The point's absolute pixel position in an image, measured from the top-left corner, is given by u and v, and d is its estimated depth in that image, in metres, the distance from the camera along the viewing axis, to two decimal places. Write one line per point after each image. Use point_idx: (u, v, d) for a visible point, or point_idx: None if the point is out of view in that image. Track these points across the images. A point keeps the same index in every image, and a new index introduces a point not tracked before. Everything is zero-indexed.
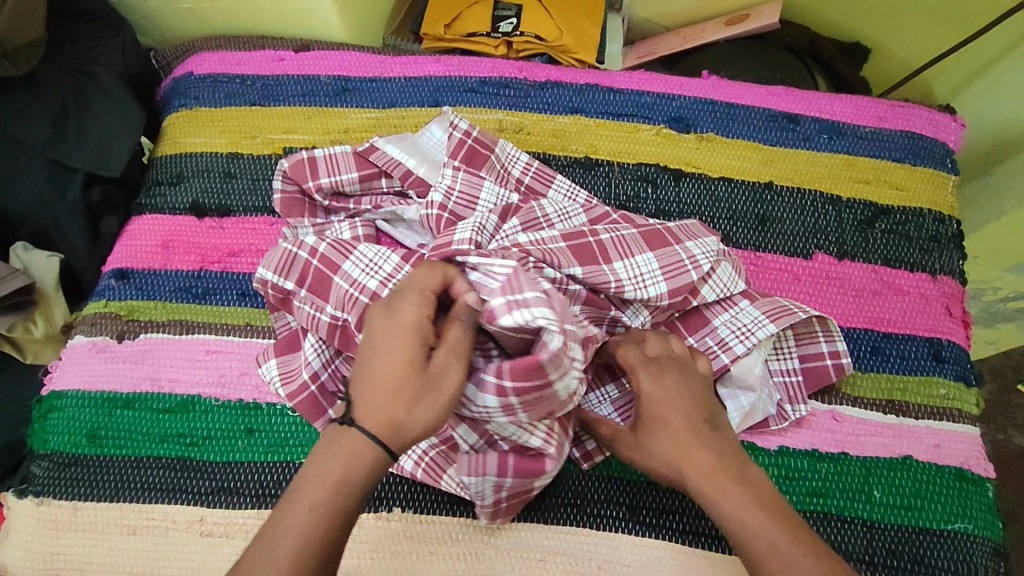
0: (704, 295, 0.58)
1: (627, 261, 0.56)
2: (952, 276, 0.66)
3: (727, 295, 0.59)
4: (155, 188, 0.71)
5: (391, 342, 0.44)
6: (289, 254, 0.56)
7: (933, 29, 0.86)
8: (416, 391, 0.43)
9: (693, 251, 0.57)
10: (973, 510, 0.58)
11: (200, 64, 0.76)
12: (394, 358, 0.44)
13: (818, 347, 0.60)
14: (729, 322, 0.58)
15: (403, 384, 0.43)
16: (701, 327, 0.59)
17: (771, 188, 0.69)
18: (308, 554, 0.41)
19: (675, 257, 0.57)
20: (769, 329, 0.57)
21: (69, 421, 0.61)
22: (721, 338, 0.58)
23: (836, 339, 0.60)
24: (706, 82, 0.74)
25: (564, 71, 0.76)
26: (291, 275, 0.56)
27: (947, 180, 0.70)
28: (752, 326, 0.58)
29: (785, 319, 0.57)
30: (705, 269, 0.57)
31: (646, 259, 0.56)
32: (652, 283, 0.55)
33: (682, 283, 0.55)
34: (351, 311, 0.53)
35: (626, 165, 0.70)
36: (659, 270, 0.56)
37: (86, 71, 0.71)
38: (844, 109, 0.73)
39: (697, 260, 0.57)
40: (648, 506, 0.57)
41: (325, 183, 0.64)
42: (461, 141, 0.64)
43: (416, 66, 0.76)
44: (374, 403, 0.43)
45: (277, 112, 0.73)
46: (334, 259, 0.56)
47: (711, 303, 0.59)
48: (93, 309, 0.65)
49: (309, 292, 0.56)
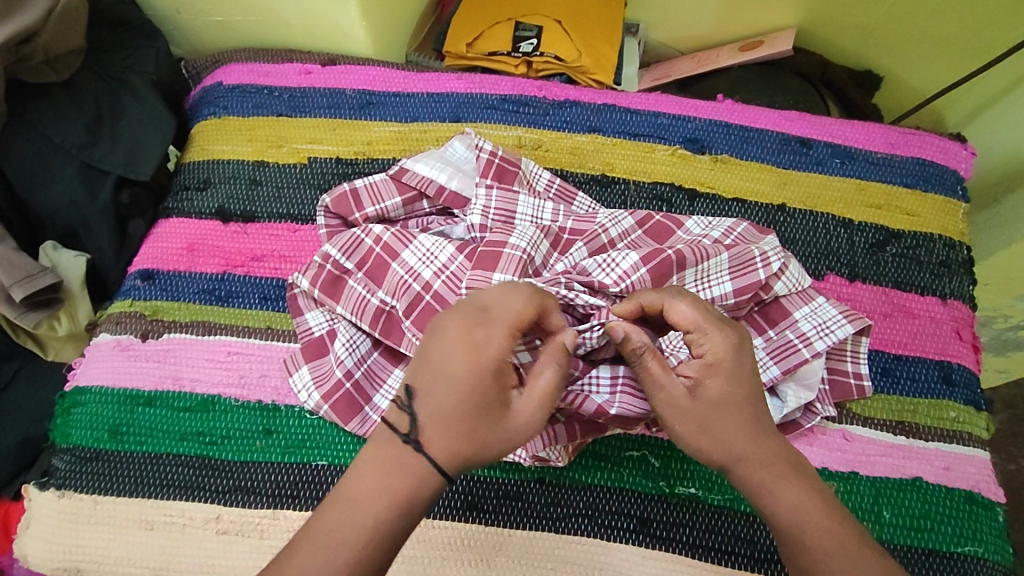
0: (777, 290, 0.60)
1: (698, 269, 0.57)
2: (963, 300, 0.67)
3: (795, 292, 0.61)
4: (182, 192, 0.73)
5: (471, 374, 0.43)
6: (356, 238, 0.61)
7: (943, 60, 0.88)
8: (493, 434, 0.44)
9: (765, 249, 0.59)
10: (982, 534, 0.58)
11: (230, 75, 0.79)
12: (471, 392, 0.43)
13: (844, 365, 0.62)
14: (809, 318, 0.60)
15: (473, 421, 0.43)
16: (780, 319, 0.60)
17: (784, 210, 0.70)
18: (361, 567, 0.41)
19: (748, 254, 0.58)
20: (847, 329, 0.59)
21: (91, 416, 0.62)
22: (802, 332, 0.60)
23: (860, 360, 0.61)
24: (720, 105, 0.76)
25: (582, 91, 0.78)
26: (353, 258, 0.60)
27: (958, 207, 0.71)
28: (832, 325, 0.59)
29: (861, 321, 0.59)
30: (774, 268, 0.58)
31: (720, 261, 0.57)
32: (718, 283, 0.57)
33: (749, 283, 0.57)
34: (403, 297, 0.57)
35: (641, 183, 0.72)
36: (727, 269, 0.57)
37: (121, 79, 0.74)
38: (856, 135, 0.74)
39: (768, 257, 0.58)
40: (659, 519, 0.57)
41: (371, 212, 0.65)
42: (489, 160, 0.66)
43: (439, 82, 0.78)
44: (445, 431, 0.43)
45: (303, 123, 0.75)
46: (394, 251, 0.59)
47: (784, 297, 0.61)
48: (119, 308, 0.67)
49: (366, 275, 0.59)
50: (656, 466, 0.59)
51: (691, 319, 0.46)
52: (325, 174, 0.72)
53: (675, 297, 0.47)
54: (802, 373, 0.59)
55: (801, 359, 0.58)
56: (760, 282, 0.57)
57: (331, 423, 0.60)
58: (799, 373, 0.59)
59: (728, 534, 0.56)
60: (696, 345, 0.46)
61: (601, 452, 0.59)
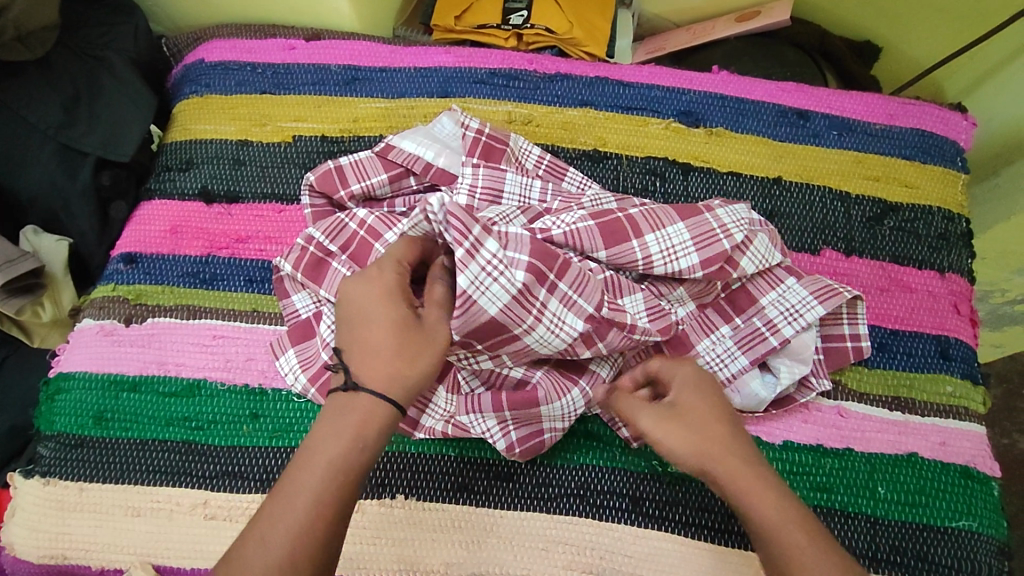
0: (744, 266, 0.57)
1: (658, 234, 0.56)
2: (961, 274, 0.66)
3: (765, 268, 0.59)
4: (164, 173, 0.71)
5: (377, 302, 0.46)
6: (340, 222, 0.59)
7: (944, 29, 0.86)
8: (418, 347, 0.46)
9: (726, 220, 0.57)
10: (977, 509, 0.58)
11: (211, 51, 0.77)
12: (385, 317, 0.46)
13: (841, 327, 0.61)
14: (777, 303, 0.59)
15: (399, 342, 0.45)
16: (747, 305, 0.59)
17: (780, 183, 0.69)
18: (324, 513, 0.41)
19: (707, 226, 0.56)
20: (819, 311, 0.58)
21: (76, 403, 0.61)
22: (768, 319, 0.59)
23: (859, 322, 0.61)
24: (716, 76, 0.74)
25: (573, 64, 0.75)
26: (336, 240, 0.58)
27: (957, 178, 0.70)
28: (802, 308, 0.58)
29: (833, 301, 0.58)
30: (737, 238, 0.56)
31: (678, 229, 0.56)
32: (683, 257, 0.55)
33: (712, 253, 0.55)
34: None
35: (634, 158, 0.70)
36: (690, 241, 0.56)
37: (98, 56, 0.72)
38: (855, 106, 0.72)
39: (730, 229, 0.57)
40: (652, 498, 0.56)
41: (356, 189, 0.64)
42: (475, 138, 0.64)
43: (426, 56, 0.76)
44: (377, 363, 0.44)
45: (286, 101, 0.73)
46: (380, 235, 0.58)
47: (750, 281, 0.60)
48: (102, 292, 0.65)
49: (351, 258, 0.58)
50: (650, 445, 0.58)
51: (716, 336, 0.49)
52: (310, 153, 0.71)
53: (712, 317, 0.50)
54: (793, 349, 0.58)
55: (767, 347, 0.58)
56: (724, 252, 0.56)
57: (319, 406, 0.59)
58: (791, 348, 0.58)
59: (723, 512, 0.56)
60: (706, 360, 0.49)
61: (593, 431, 0.59)
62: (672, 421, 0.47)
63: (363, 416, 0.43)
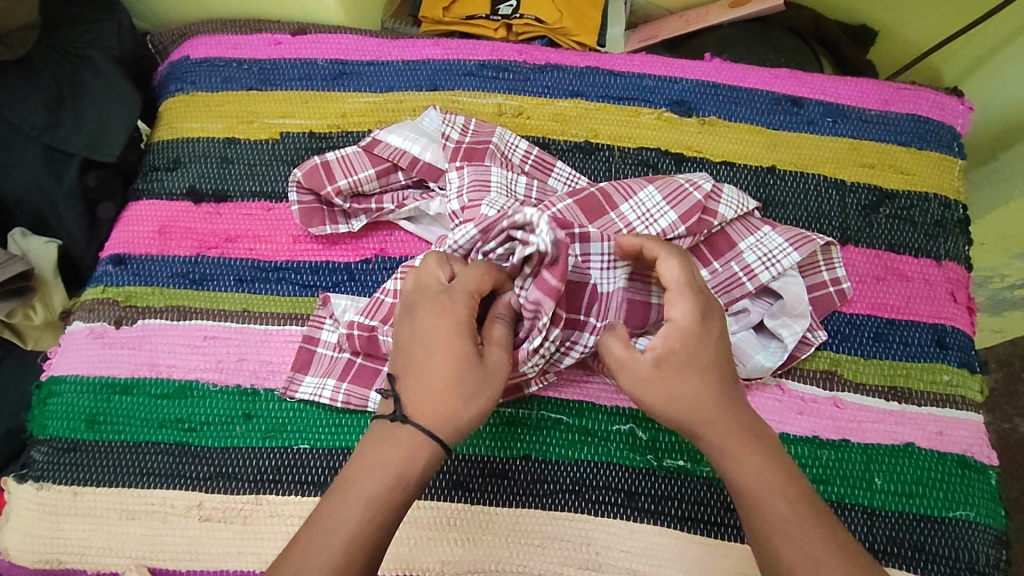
0: (722, 213, 0.61)
1: (632, 202, 0.60)
2: (958, 261, 0.65)
3: (742, 215, 0.62)
4: (152, 173, 0.70)
5: (443, 337, 0.45)
6: (377, 299, 0.59)
7: (940, 12, 0.85)
8: (474, 385, 0.45)
9: (691, 177, 0.61)
10: (975, 498, 0.57)
11: (196, 48, 0.76)
12: (444, 353, 0.45)
13: (820, 276, 0.62)
14: (754, 248, 0.60)
15: (456, 378, 0.45)
16: (726, 250, 0.61)
17: (774, 172, 0.68)
18: (357, 552, 0.41)
19: (677, 184, 0.61)
20: (794, 257, 0.60)
21: (67, 407, 0.61)
22: (746, 264, 0.60)
23: (836, 266, 0.63)
24: (708, 65, 0.73)
25: (564, 54, 0.74)
26: (377, 315, 0.58)
27: (954, 163, 0.69)
28: (778, 254, 0.60)
29: (807, 247, 0.60)
30: (706, 188, 0.60)
31: (650, 194, 0.60)
32: (661, 215, 0.59)
33: (687, 206, 0.59)
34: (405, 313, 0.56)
35: (626, 149, 0.69)
36: (664, 202, 0.60)
37: (81, 55, 0.71)
38: (850, 92, 0.71)
39: (697, 182, 0.61)
40: (647, 492, 0.56)
41: (343, 185, 0.64)
42: (456, 147, 0.64)
43: (415, 49, 0.74)
44: (425, 400, 0.44)
45: (274, 97, 0.72)
46: None
47: (729, 227, 0.62)
48: (91, 295, 0.65)
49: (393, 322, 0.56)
50: (644, 439, 0.58)
51: (675, 280, 0.47)
52: (298, 149, 0.70)
53: (669, 257, 0.48)
54: (788, 304, 0.59)
55: (744, 291, 0.59)
56: (698, 204, 0.60)
57: (311, 404, 0.59)
58: (787, 304, 0.59)
59: (718, 505, 0.56)
60: (670, 307, 0.47)
61: (588, 426, 0.58)
62: (678, 385, 0.46)
63: (408, 455, 0.43)
